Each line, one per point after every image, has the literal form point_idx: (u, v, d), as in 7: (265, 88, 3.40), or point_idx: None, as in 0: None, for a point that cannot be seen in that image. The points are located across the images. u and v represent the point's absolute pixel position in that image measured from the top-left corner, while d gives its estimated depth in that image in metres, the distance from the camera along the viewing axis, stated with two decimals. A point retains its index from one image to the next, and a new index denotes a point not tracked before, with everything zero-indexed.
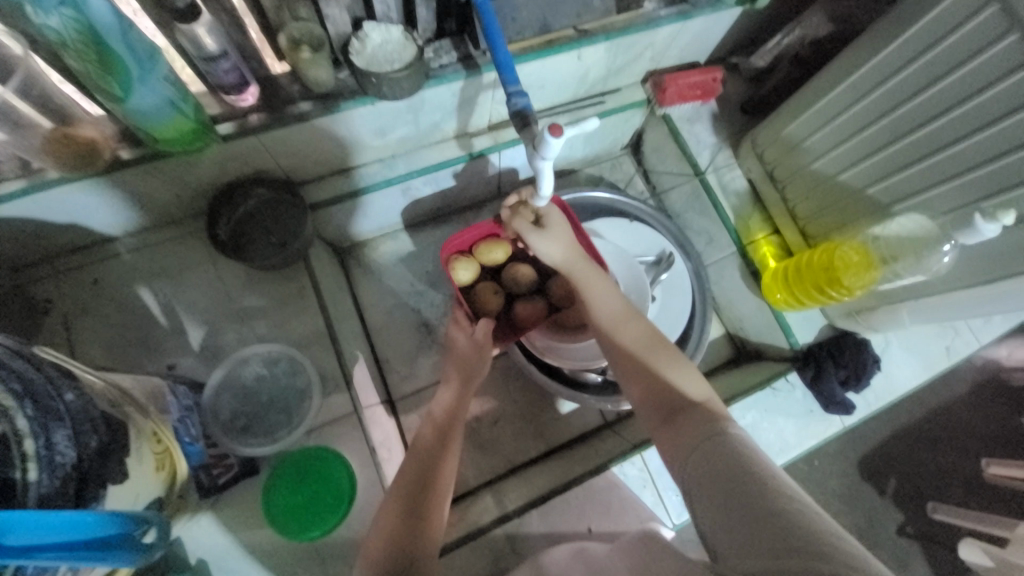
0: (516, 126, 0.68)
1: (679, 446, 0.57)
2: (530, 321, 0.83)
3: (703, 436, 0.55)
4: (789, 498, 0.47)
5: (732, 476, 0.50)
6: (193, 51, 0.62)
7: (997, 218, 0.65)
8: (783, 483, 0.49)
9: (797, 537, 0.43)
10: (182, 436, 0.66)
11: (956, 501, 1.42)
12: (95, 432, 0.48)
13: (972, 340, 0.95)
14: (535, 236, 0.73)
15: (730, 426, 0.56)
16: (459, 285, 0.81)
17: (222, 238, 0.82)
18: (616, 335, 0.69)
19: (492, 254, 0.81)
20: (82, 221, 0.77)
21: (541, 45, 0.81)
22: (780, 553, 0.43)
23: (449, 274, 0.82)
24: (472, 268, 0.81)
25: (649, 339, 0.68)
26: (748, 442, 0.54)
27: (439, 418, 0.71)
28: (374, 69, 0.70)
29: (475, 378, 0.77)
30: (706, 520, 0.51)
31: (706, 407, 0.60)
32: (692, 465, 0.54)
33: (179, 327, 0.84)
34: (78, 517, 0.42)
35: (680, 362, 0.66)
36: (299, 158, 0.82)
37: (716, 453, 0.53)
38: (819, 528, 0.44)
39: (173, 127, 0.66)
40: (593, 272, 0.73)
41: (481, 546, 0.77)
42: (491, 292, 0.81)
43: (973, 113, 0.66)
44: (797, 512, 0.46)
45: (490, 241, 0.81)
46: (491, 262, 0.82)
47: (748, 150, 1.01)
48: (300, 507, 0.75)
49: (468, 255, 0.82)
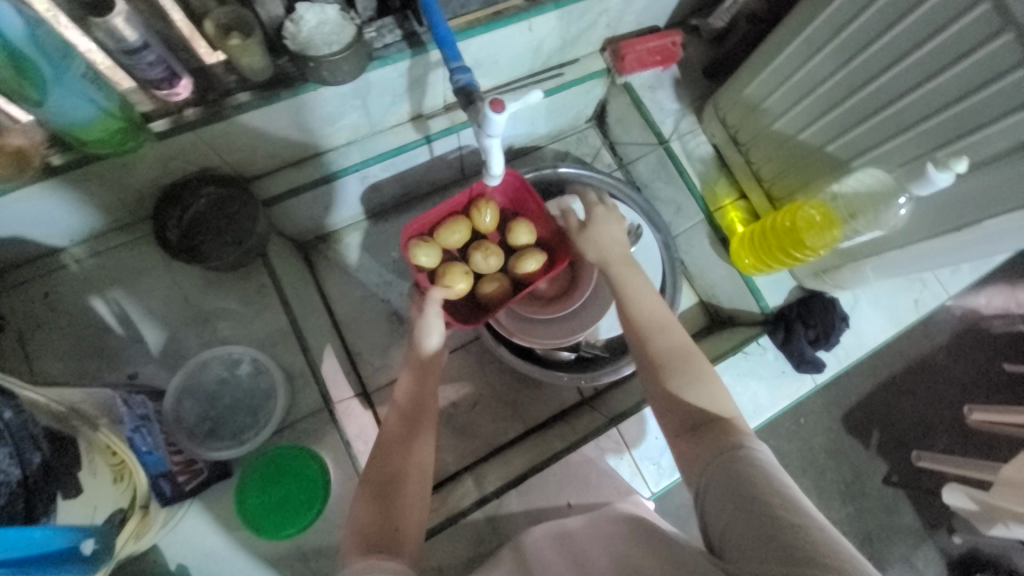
0: (460, 104, 0.66)
1: (699, 455, 0.56)
2: (498, 298, 0.83)
3: (721, 450, 0.54)
4: (797, 513, 0.47)
5: (748, 487, 0.49)
6: (113, 44, 0.58)
7: (949, 167, 0.63)
8: (793, 496, 0.48)
9: (808, 551, 0.43)
10: (137, 445, 0.62)
11: (939, 448, 1.46)
12: (38, 447, 0.49)
13: (938, 292, 0.96)
14: (579, 230, 0.80)
15: (749, 443, 0.54)
16: (420, 268, 0.80)
17: (172, 241, 0.80)
18: (648, 338, 0.68)
19: (452, 235, 0.82)
20: (25, 232, 0.74)
21: (488, 17, 0.78)
22: (789, 564, 0.42)
23: (409, 258, 0.81)
24: (434, 252, 0.80)
25: (677, 346, 0.66)
26: (768, 461, 0.52)
27: (405, 406, 0.70)
28: (311, 53, 0.67)
29: (431, 376, 0.74)
30: (716, 523, 0.50)
31: (729, 422, 0.58)
32: (709, 474, 0.53)
33: (137, 335, 0.82)
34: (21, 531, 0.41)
35: (706, 377, 0.63)
36: (245, 153, 0.79)
37: (733, 467, 0.52)
38: (833, 547, 0.43)
39: (100, 126, 0.64)
40: (633, 277, 0.74)
41: (462, 529, 0.78)
42: (457, 271, 0.80)
43: (924, 61, 0.65)
44: (811, 530, 0.45)
45: (451, 220, 0.82)
46: (451, 244, 0.82)
47: (711, 114, 1.00)
48: (272, 508, 0.75)
49: (428, 240, 0.81)
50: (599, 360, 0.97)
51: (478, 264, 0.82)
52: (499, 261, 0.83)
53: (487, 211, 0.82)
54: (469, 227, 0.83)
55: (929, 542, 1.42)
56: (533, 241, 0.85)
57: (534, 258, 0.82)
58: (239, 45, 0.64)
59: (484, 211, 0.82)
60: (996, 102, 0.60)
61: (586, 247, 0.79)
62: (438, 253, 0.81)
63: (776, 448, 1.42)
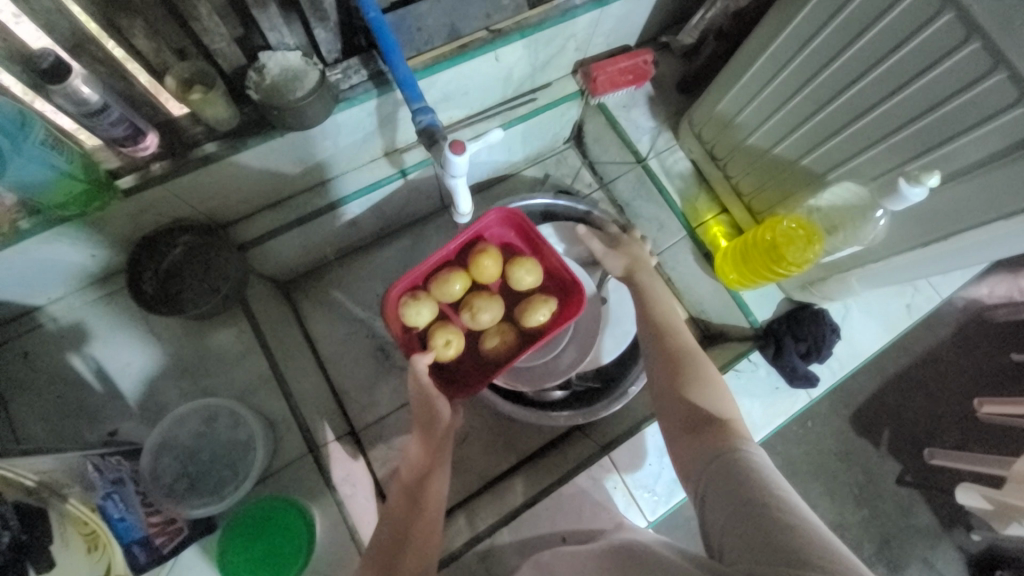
0: (424, 144, 0.66)
1: (697, 455, 0.55)
2: (505, 350, 0.80)
3: (717, 451, 0.53)
4: (791, 512, 0.44)
5: (746, 489, 0.47)
6: (74, 108, 0.58)
7: (922, 180, 0.62)
8: (787, 496, 0.46)
9: (800, 551, 0.40)
10: (109, 513, 0.63)
11: (953, 445, 1.42)
12: (6, 526, 0.48)
13: (932, 296, 0.94)
14: (600, 248, 0.85)
15: (745, 444, 0.53)
16: (416, 327, 0.76)
17: (148, 294, 0.78)
18: (657, 339, 0.70)
19: (448, 289, 0.77)
20: (2, 294, 0.74)
21: (453, 51, 0.78)
22: (781, 565, 0.39)
23: (402, 316, 0.76)
24: (429, 306, 0.76)
25: (687, 350, 0.68)
26: (764, 464, 0.50)
27: (408, 480, 0.67)
28: (276, 100, 0.67)
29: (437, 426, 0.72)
30: (716, 532, 0.48)
31: (726, 423, 0.57)
32: (707, 476, 0.52)
33: (117, 391, 0.81)
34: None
35: (708, 382, 0.63)
36: (217, 200, 0.79)
37: (728, 469, 0.50)
38: (831, 548, 0.40)
39: (61, 190, 0.64)
40: (652, 283, 0.79)
41: (456, 571, 0.76)
42: (450, 329, 0.76)
43: (890, 74, 0.64)
44: (802, 530, 0.42)
45: (446, 274, 0.78)
46: (447, 296, 0.78)
47: (687, 130, 1.00)
48: (257, 563, 0.74)
49: (422, 295, 0.77)
50: (595, 391, 0.95)
51: (480, 320, 0.78)
52: (495, 314, 0.79)
53: (485, 259, 0.78)
54: (467, 279, 0.79)
55: (949, 542, 1.38)
56: (537, 279, 0.81)
57: (543, 308, 0.77)
58: (200, 99, 0.64)
59: (482, 263, 0.78)
60: (966, 112, 0.59)
61: (617, 262, 0.84)
62: (433, 307, 0.77)
63: (785, 453, 1.40)
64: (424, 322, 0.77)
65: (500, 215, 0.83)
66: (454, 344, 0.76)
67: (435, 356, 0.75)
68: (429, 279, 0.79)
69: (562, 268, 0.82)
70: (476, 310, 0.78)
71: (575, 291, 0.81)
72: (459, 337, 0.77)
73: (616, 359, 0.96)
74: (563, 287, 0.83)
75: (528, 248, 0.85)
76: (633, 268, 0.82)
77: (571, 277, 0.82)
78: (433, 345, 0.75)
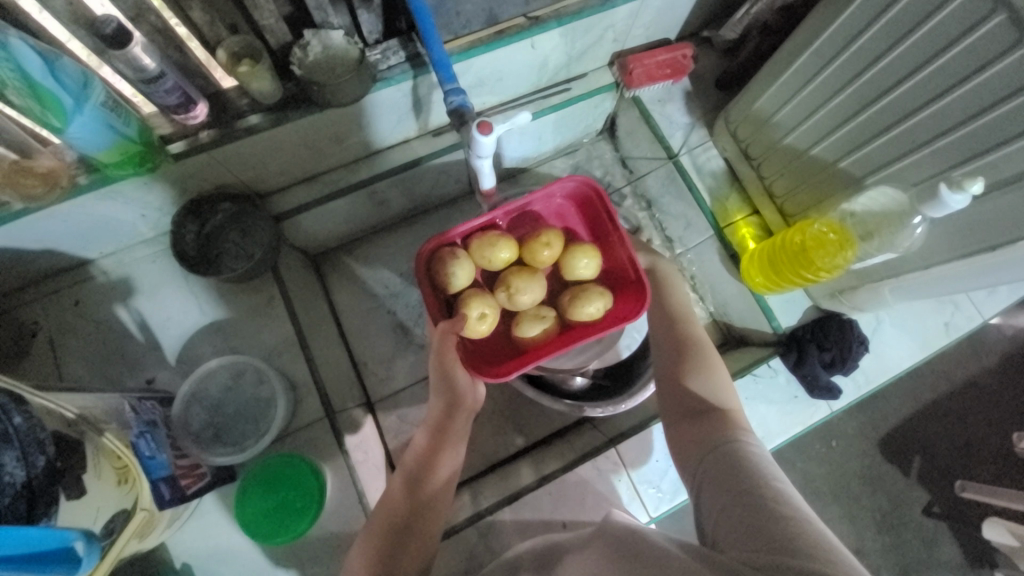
0: (454, 124, 0.68)
1: (696, 443, 0.55)
2: (540, 337, 0.77)
3: (716, 441, 0.53)
4: (783, 503, 0.44)
5: (743, 479, 0.47)
6: (133, 73, 0.62)
7: (964, 188, 0.59)
8: (782, 487, 0.45)
9: (792, 540, 0.40)
10: (141, 451, 0.66)
11: (987, 480, 1.34)
12: (44, 451, 0.50)
13: (973, 315, 0.89)
14: None
15: (745, 437, 0.52)
16: (453, 286, 0.76)
17: (189, 255, 0.83)
18: (667, 329, 0.71)
19: (497, 255, 0.77)
20: (60, 245, 0.80)
21: (491, 36, 0.79)
22: (772, 553, 0.39)
23: (443, 272, 0.76)
24: (465, 268, 0.76)
25: (691, 340, 0.68)
26: (762, 456, 0.50)
27: (411, 465, 0.67)
28: (317, 77, 0.70)
29: (451, 425, 0.69)
30: (710, 519, 0.48)
31: (728, 415, 0.56)
32: (705, 465, 0.52)
33: (156, 343, 0.88)
34: (45, 532, 0.45)
35: (712, 374, 0.63)
36: (258, 170, 0.82)
37: (726, 459, 0.50)
38: (823, 539, 0.40)
39: (118, 150, 0.69)
40: (673, 275, 0.79)
41: (456, 544, 0.78)
42: (484, 300, 0.75)
43: (939, 76, 0.61)
44: (794, 519, 0.42)
45: (495, 239, 0.77)
46: (489, 262, 0.78)
47: (722, 128, 0.97)
48: (270, 515, 0.78)
49: (462, 254, 0.77)
50: (608, 389, 0.95)
51: (517, 300, 0.77)
52: (535, 296, 0.77)
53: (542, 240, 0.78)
54: (515, 249, 0.79)
55: None
56: (594, 271, 0.79)
57: (596, 301, 0.75)
58: (248, 72, 0.68)
59: (539, 238, 0.78)
60: (1018, 119, 0.55)
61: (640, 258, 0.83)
62: (470, 271, 0.77)
63: (805, 471, 1.35)
64: (459, 285, 0.76)
65: (574, 185, 0.81)
66: (486, 315, 0.74)
67: (467, 328, 0.73)
68: (471, 241, 0.79)
69: (627, 262, 0.80)
70: (517, 287, 0.76)
71: (635, 287, 0.78)
72: (494, 312, 0.75)
73: (626, 358, 0.96)
74: (620, 282, 0.81)
75: (589, 229, 0.84)
76: (654, 262, 0.82)
77: (636, 272, 0.77)
78: (466, 314, 0.73)
